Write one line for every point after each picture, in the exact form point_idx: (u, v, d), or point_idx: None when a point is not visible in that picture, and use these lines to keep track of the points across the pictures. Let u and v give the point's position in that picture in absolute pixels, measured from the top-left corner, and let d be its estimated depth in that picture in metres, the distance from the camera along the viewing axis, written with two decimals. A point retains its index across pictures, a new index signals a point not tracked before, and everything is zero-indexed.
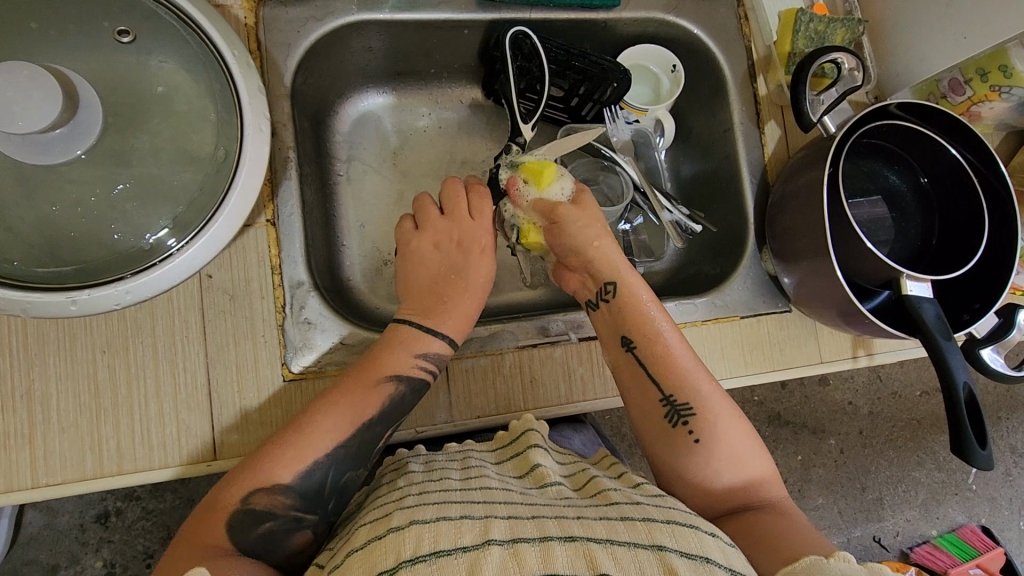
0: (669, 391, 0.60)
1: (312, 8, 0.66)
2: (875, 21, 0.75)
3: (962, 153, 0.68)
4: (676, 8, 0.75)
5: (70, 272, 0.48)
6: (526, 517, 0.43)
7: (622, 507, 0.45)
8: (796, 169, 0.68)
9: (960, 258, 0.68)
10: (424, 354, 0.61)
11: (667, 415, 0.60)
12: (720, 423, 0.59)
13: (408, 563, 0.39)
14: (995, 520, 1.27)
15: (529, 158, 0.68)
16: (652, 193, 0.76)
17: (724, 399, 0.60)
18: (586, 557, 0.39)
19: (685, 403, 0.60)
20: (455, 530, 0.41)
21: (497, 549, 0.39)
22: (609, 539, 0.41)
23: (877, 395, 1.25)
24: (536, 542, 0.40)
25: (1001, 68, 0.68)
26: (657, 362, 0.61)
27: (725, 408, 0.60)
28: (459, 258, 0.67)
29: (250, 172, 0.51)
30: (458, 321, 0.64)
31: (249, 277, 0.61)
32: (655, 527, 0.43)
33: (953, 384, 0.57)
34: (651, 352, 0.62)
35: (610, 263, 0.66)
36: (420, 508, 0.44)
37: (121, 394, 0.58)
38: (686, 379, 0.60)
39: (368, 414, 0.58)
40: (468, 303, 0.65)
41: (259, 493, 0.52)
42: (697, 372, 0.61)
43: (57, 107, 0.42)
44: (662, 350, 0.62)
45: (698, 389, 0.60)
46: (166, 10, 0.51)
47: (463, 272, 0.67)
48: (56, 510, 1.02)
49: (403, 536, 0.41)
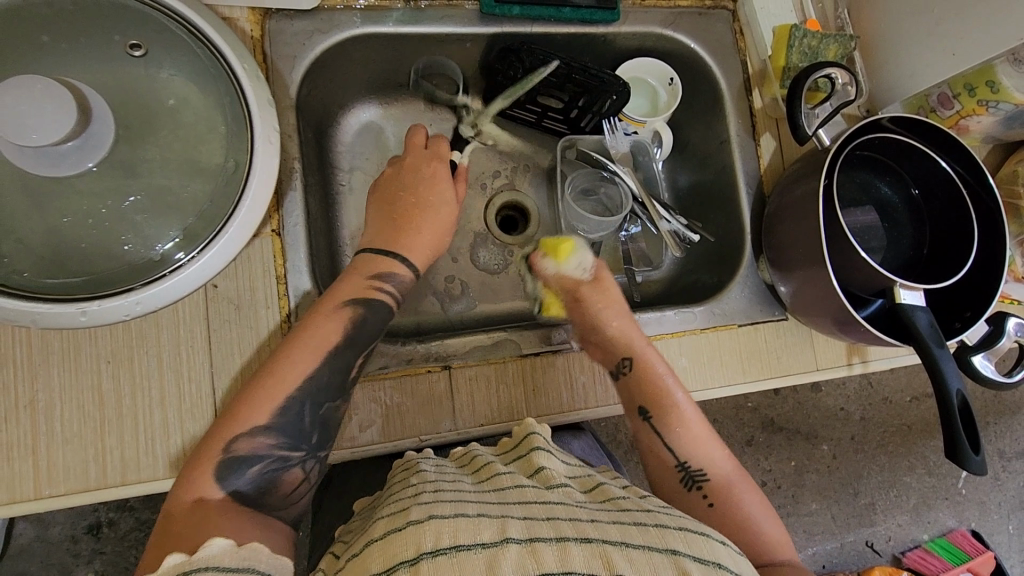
0: (684, 459, 0.62)
1: (317, 21, 0.67)
2: (866, 37, 0.77)
3: (951, 166, 0.70)
4: (674, 23, 0.76)
5: (81, 283, 0.48)
6: (541, 518, 0.43)
7: (634, 513, 0.46)
8: (793, 180, 0.69)
9: (951, 268, 0.70)
10: (386, 276, 0.63)
11: (683, 482, 0.61)
12: (733, 487, 0.61)
13: (428, 555, 0.39)
14: (985, 524, 1.29)
15: (546, 238, 0.73)
16: (651, 203, 0.78)
17: (735, 464, 0.63)
18: (602, 557, 0.39)
19: (699, 469, 0.61)
20: (473, 527, 0.41)
21: (515, 546, 0.39)
22: (624, 542, 0.41)
23: (868, 401, 1.27)
24: (553, 542, 0.40)
25: (988, 84, 0.70)
26: (671, 431, 0.63)
27: (737, 471, 0.62)
28: (411, 179, 0.70)
29: (260, 185, 0.52)
30: (421, 241, 0.67)
31: (254, 286, 0.62)
32: (667, 532, 0.44)
33: (947, 390, 0.58)
34: (667, 422, 0.63)
35: (627, 334, 0.66)
36: (438, 505, 0.45)
37: (127, 403, 0.58)
38: (701, 447, 0.63)
39: (331, 339, 0.58)
40: (435, 234, 0.68)
41: (239, 440, 0.52)
42: (709, 440, 0.63)
43: (70, 121, 0.42)
44: (679, 419, 0.63)
45: (711, 456, 0.62)
46: (175, 24, 0.52)
47: (419, 193, 0.69)
48: (48, 521, 1.00)
49: (423, 530, 0.41)
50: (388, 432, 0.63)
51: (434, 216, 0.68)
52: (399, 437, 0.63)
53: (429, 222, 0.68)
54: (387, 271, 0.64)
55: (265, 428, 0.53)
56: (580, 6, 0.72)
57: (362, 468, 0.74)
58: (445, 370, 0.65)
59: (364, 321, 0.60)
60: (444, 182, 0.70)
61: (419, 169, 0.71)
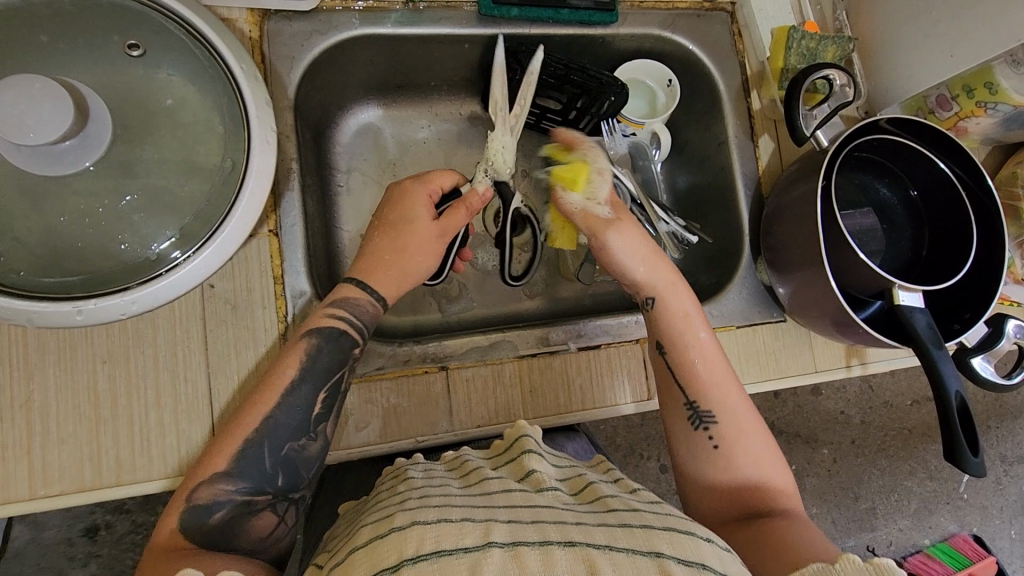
0: (695, 398, 0.61)
1: (316, 22, 0.67)
2: (864, 38, 0.77)
3: (950, 167, 0.70)
4: (672, 25, 0.76)
5: (76, 282, 0.48)
6: (527, 522, 0.43)
7: (620, 514, 0.46)
8: (791, 182, 0.69)
9: (949, 270, 0.70)
10: (346, 309, 0.60)
11: (690, 419, 0.60)
12: (743, 434, 0.59)
13: (410, 561, 0.39)
14: (987, 529, 1.28)
15: (562, 165, 0.70)
16: (649, 204, 0.76)
17: (751, 409, 0.61)
18: (585, 562, 0.39)
19: (709, 410, 0.60)
20: (457, 532, 0.41)
21: (498, 552, 0.39)
22: (608, 545, 0.41)
23: (869, 404, 1.26)
24: (537, 546, 0.40)
25: (987, 85, 0.70)
26: (683, 369, 0.62)
27: (751, 416, 0.60)
28: (399, 208, 0.63)
29: (257, 184, 0.52)
30: (387, 274, 0.61)
31: (251, 286, 0.62)
32: (654, 533, 0.43)
33: (946, 392, 0.58)
34: (684, 359, 0.62)
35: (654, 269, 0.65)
36: (423, 510, 0.45)
37: (122, 404, 0.58)
38: (715, 389, 0.61)
39: (287, 377, 0.56)
40: (406, 260, 0.62)
41: (200, 486, 0.51)
42: (727, 383, 0.61)
43: (68, 120, 0.42)
44: (696, 359, 0.62)
45: (726, 399, 0.60)
46: (175, 25, 0.52)
47: (399, 220, 0.62)
48: (44, 524, 1.00)
49: (406, 536, 0.41)
50: (385, 433, 0.63)
51: (407, 246, 0.62)
52: (396, 438, 0.63)
53: (398, 247, 0.62)
54: (348, 301, 0.60)
55: (225, 474, 0.52)
56: (578, 8, 0.72)
57: (359, 469, 0.73)
58: (442, 372, 0.65)
59: (319, 350, 0.58)
60: (417, 205, 0.62)
61: (407, 199, 0.63)
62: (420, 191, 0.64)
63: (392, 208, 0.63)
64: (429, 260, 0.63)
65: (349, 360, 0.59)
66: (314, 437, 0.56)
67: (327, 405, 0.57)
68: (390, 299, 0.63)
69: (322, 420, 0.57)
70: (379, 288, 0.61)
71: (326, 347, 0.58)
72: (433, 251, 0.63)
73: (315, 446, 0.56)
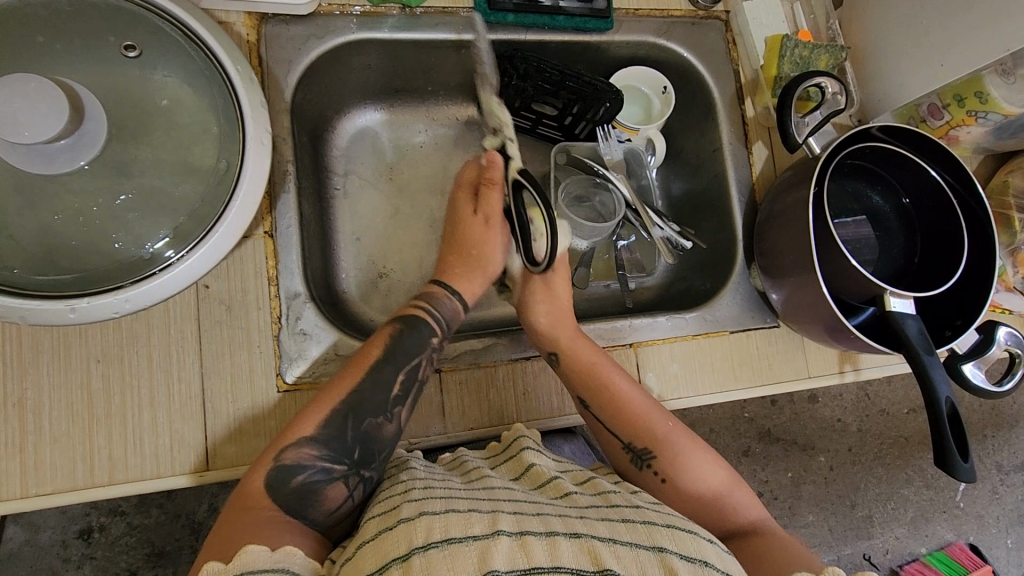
0: (628, 440, 0.62)
1: (313, 26, 0.68)
2: (857, 48, 0.78)
3: (941, 175, 0.71)
4: (667, 33, 0.77)
5: (69, 280, 0.48)
6: (531, 514, 0.44)
7: (622, 510, 0.46)
8: (783, 189, 0.70)
9: (940, 277, 0.70)
10: (435, 302, 0.66)
11: (632, 460, 0.62)
12: (682, 459, 0.60)
13: (419, 549, 0.39)
14: (983, 538, 1.28)
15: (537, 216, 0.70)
16: (643, 210, 0.78)
17: (681, 430, 0.62)
18: (590, 553, 0.40)
19: (645, 448, 0.61)
20: (465, 521, 0.41)
21: (507, 539, 0.40)
22: (612, 538, 0.41)
23: (865, 412, 1.27)
24: (543, 536, 0.41)
25: (976, 95, 0.70)
26: (612, 416, 0.63)
27: (686, 439, 0.61)
28: (464, 213, 0.71)
29: (250, 186, 0.52)
30: (461, 273, 0.69)
31: (245, 288, 0.62)
32: (655, 529, 0.44)
33: (936, 397, 0.58)
34: (603, 407, 0.63)
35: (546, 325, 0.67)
36: (428, 501, 0.45)
37: (115, 404, 0.58)
38: (644, 426, 0.62)
39: (372, 358, 0.59)
40: (474, 256, 0.69)
41: (286, 449, 0.53)
42: (650, 413, 0.63)
43: (65, 118, 0.43)
44: (614, 402, 0.63)
45: (658, 433, 0.62)
46: (172, 27, 0.53)
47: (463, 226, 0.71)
48: (39, 525, 1.00)
49: (414, 526, 0.41)
50: None
51: (473, 241, 0.70)
52: None
53: (464, 246, 0.70)
54: (431, 297, 0.66)
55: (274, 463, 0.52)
56: (573, 15, 0.73)
57: None
58: (435, 375, 0.65)
59: (402, 336, 0.61)
60: (462, 205, 0.72)
61: (466, 205, 0.72)
62: (463, 194, 0.72)
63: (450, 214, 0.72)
64: (496, 254, 0.70)
65: (430, 348, 0.62)
66: (390, 418, 0.58)
67: (404, 390, 0.59)
68: (468, 296, 0.68)
69: (398, 401, 0.59)
70: (455, 286, 0.68)
71: (411, 332, 0.62)
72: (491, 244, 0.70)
73: (390, 428, 0.57)
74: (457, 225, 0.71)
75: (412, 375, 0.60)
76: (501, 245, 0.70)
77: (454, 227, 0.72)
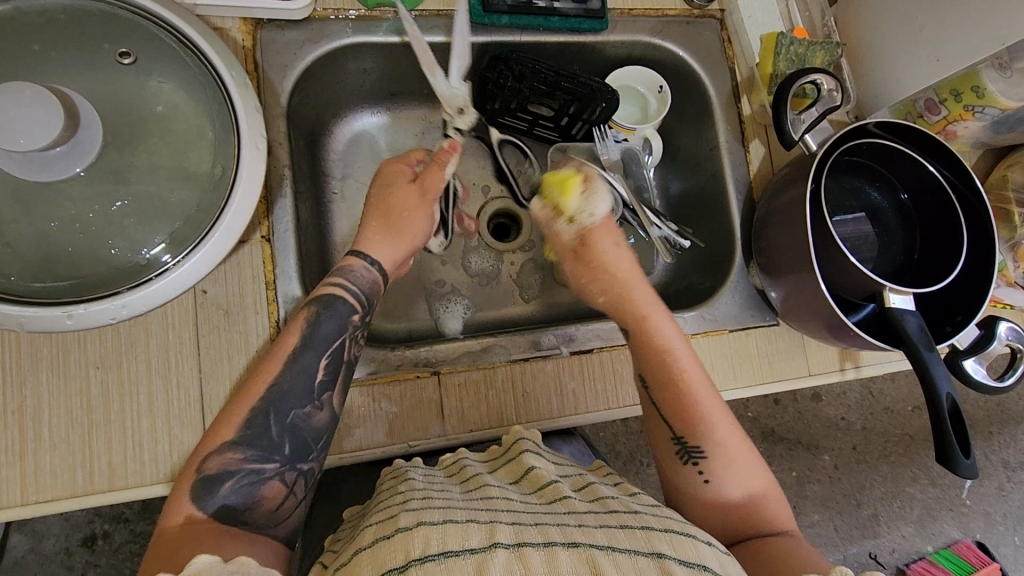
0: (683, 431, 0.59)
1: (308, 31, 0.68)
2: (852, 44, 0.78)
3: (940, 171, 0.70)
4: (662, 32, 0.77)
5: (66, 287, 0.48)
6: (529, 523, 0.44)
7: (622, 516, 0.46)
8: (781, 185, 0.70)
9: (941, 273, 0.70)
10: (352, 272, 0.63)
11: (677, 450, 0.59)
12: (732, 464, 0.58)
13: (416, 561, 0.39)
14: (992, 536, 1.27)
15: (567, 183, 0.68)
16: (641, 210, 0.78)
17: (740, 439, 0.59)
18: (589, 562, 0.39)
19: (698, 444, 0.58)
20: (462, 533, 0.41)
21: (504, 552, 0.39)
22: (610, 547, 0.41)
23: (869, 411, 1.26)
24: (541, 547, 0.40)
25: (975, 88, 0.70)
26: (672, 400, 0.60)
27: (740, 449, 0.59)
28: (393, 180, 0.69)
29: (246, 192, 0.52)
30: (382, 244, 0.65)
31: (243, 292, 0.62)
32: (654, 535, 0.43)
33: (938, 394, 0.58)
34: (668, 390, 0.61)
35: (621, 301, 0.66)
36: (426, 511, 0.45)
37: (114, 410, 0.58)
38: (704, 417, 0.59)
39: (290, 344, 0.57)
40: (401, 223, 0.67)
41: (210, 457, 0.52)
42: (717, 410, 0.60)
43: (60, 125, 0.43)
44: (684, 391, 0.60)
45: (715, 431, 0.59)
46: (164, 33, 0.53)
47: (392, 196, 0.68)
48: (42, 533, 1.00)
49: (411, 536, 0.41)
50: (378, 438, 0.63)
51: (399, 208, 0.67)
52: (388, 443, 0.63)
53: (388, 215, 0.67)
54: (346, 268, 0.63)
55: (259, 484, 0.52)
56: (568, 16, 0.73)
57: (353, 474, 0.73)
58: (433, 376, 0.65)
59: (319, 318, 0.59)
60: (397, 173, 0.69)
61: (393, 177, 0.69)
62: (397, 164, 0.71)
63: (380, 183, 0.69)
64: (419, 223, 0.68)
65: (350, 327, 0.61)
66: (320, 406, 0.57)
67: (331, 374, 0.58)
68: (386, 266, 0.65)
69: (327, 389, 0.58)
70: (374, 254, 0.65)
71: (328, 313, 0.59)
72: (420, 216, 0.68)
73: (321, 416, 0.57)
74: (381, 193, 0.68)
75: (337, 358, 0.59)
76: (428, 217, 0.69)
77: (375, 193, 0.68)
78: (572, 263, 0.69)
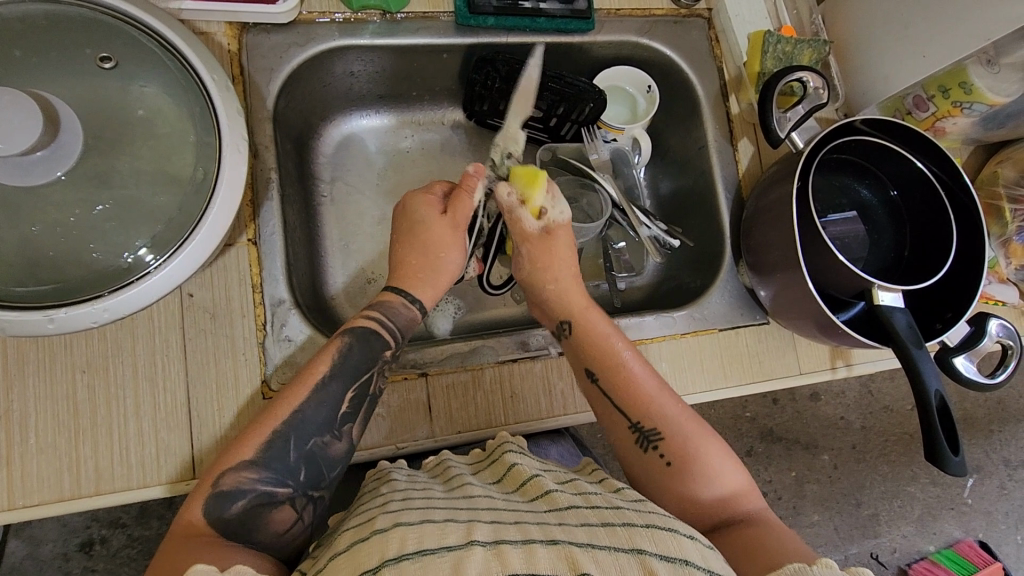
0: (637, 418, 0.61)
1: (294, 34, 0.68)
2: (840, 41, 0.78)
3: (929, 168, 0.70)
4: (649, 32, 0.77)
5: (48, 291, 0.49)
6: (509, 522, 0.43)
7: (604, 513, 0.46)
8: (768, 184, 0.70)
9: (931, 269, 0.69)
10: (391, 310, 0.64)
11: (636, 440, 0.60)
12: (689, 442, 0.59)
13: (392, 561, 0.38)
14: (993, 535, 1.26)
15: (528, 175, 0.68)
16: (630, 210, 0.77)
17: (691, 416, 0.61)
18: (567, 559, 0.39)
19: (653, 427, 0.60)
20: (439, 533, 0.41)
21: (480, 549, 0.39)
22: (590, 544, 0.41)
23: (868, 409, 1.26)
24: (520, 544, 0.40)
25: (962, 85, 0.70)
26: (621, 390, 0.62)
27: (695, 425, 0.60)
28: (419, 215, 0.67)
29: (228, 191, 0.52)
30: (421, 280, 0.66)
31: (230, 295, 0.62)
32: (636, 531, 0.43)
33: (924, 390, 0.57)
34: (614, 380, 0.63)
35: (562, 296, 0.68)
36: (405, 512, 0.44)
37: (100, 413, 0.58)
38: (653, 401, 0.61)
39: (318, 374, 0.58)
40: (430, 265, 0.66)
41: (225, 474, 0.52)
42: (661, 392, 0.62)
43: (38, 129, 0.43)
44: (628, 378, 0.62)
45: (665, 411, 0.61)
46: (146, 37, 0.53)
47: (423, 229, 0.67)
48: (40, 539, 1.00)
49: (387, 538, 0.41)
50: (366, 440, 0.63)
51: (432, 244, 0.66)
52: (377, 445, 0.63)
53: (423, 250, 0.66)
54: (385, 305, 0.64)
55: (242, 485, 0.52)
56: (555, 16, 0.73)
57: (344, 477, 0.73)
58: (421, 377, 0.65)
59: (352, 350, 0.60)
60: (423, 207, 0.67)
61: (420, 212, 0.67)
62: (419, 196, 0.68)
63: (409, 220, 0.67)
64: (452, 256, 0.67)
65: (381, 362, 0.61)
66: (340, 436, 0.57)
67: (354, 406, 0.58)
68: (426, 302, 0.66)
69: (348, 419, 0.58)
70: (413, 291, 0.66)
71: (362, 347, 0.60)
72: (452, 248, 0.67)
73: (340, 446, 0.57)
74: (410, 228, 0.67)
75: (362, 390, 0.59)
76: (459, 250, 0.68)
77: (403, 229, 0.67)
78: (524, 249, 0.69)
